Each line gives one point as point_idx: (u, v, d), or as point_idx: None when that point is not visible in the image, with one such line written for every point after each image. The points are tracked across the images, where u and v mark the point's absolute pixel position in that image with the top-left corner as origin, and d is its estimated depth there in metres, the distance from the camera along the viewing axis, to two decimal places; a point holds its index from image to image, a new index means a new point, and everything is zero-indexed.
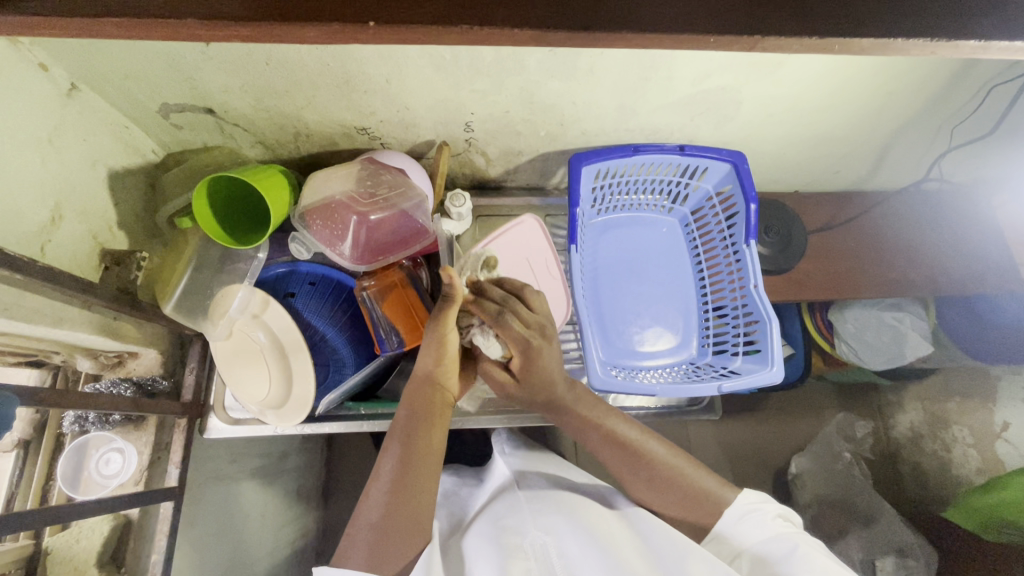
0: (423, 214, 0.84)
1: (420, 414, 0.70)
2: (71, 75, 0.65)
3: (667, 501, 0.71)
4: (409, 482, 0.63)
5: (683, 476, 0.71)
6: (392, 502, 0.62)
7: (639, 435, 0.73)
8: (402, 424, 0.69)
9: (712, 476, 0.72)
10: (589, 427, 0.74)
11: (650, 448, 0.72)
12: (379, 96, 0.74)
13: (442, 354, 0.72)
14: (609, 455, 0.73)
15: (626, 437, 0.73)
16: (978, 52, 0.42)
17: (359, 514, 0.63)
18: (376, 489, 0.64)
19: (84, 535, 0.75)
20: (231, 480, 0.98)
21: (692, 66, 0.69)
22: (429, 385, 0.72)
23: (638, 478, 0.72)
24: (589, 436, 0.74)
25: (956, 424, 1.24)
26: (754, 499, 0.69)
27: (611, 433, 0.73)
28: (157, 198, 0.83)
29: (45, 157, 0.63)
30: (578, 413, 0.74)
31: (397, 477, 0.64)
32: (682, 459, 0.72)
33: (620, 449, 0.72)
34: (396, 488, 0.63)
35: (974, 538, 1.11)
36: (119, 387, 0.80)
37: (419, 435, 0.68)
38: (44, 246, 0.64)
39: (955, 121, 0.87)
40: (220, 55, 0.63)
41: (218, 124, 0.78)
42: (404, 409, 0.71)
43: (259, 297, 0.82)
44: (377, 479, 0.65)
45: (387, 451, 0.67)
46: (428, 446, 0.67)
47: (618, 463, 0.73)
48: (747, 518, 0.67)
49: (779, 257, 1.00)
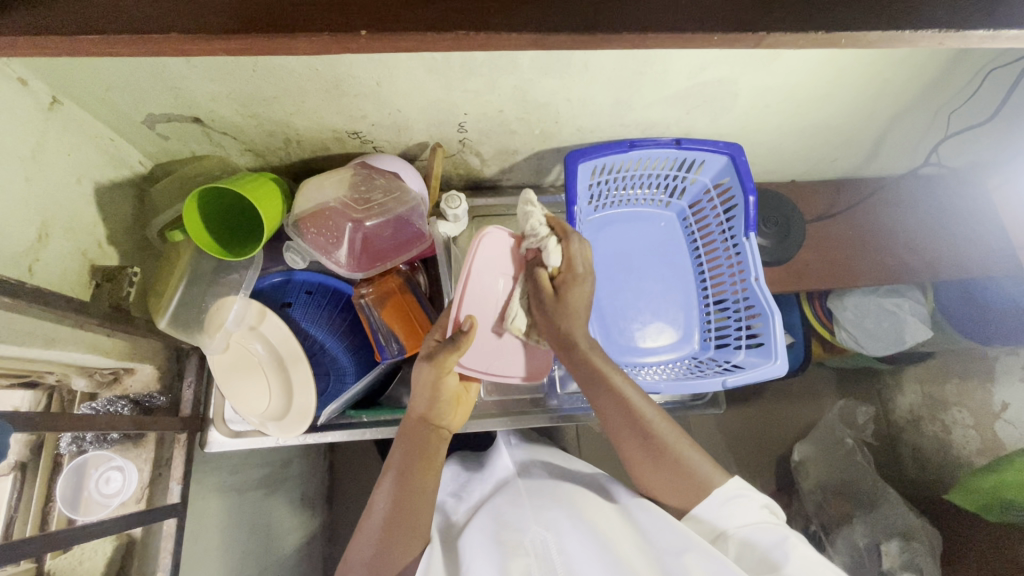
0: (420, 216, 0.82)
1: (413, 454, 0.68)
2: (52, 89, 0.63)
3: (651, 467, 0.70)
4: (402, 523, 0.63)
5: (675, 451, 0.69)
6: (383, 537, 0.63)
7: (641, 399, 0.72)
8: (397, 460, 0.69)
9: (697, 449, 0.71)
10: (597, 380, 0.73)
11: (648, 412, 0.71)
12: (369, 100, 0.72)
13: (436, 392, 0.71)
14: (612, 412, 0.72)
15: (631, 400, 0.71)
16: (985, 42, 0.41)
17: (355, 547, 0.65)
18: (369, 527, 0.65)
19: (87, 557, 0.74)
20: (234, 491, 0.97)
21: (688, 60, 0.68)
22: (424, 422, 0.71)
23: (634, 443, 0.71)
24: (594, 389, 0.74)
25: (955, 406, 1.21)
26: (741, 487, 0.67)
27: (617, 394, 0.72)
28: (146, 211, 0.81)
29: (29, 175, 0.62)
30: (591, 362, 0.73)
31: (388, 516, 0.64)
32: (676, 432, 0.71)
33: (622, 404, 0.71)
34: (387, 525, 0.63)
35: (977, 520, 1.12)
36: (117, 406, 0.78)
37: (412, 474, 0.67)
38: (32, 266, 0.63)
39: (951, 107, 0.87)
40: (205, 64, 0.62)
41: (205, 133, 0.76)
42: (399, 447, 0.70)
43: (256, 308, 0.81)
44: (372, 514, 0.66)
45: (382, 485, 0.68)
46: (422, 482, 0.67)
47: (616, 423, 0.72)
48: (733, 502, 0.65)
49: (778, 248, 0.99)
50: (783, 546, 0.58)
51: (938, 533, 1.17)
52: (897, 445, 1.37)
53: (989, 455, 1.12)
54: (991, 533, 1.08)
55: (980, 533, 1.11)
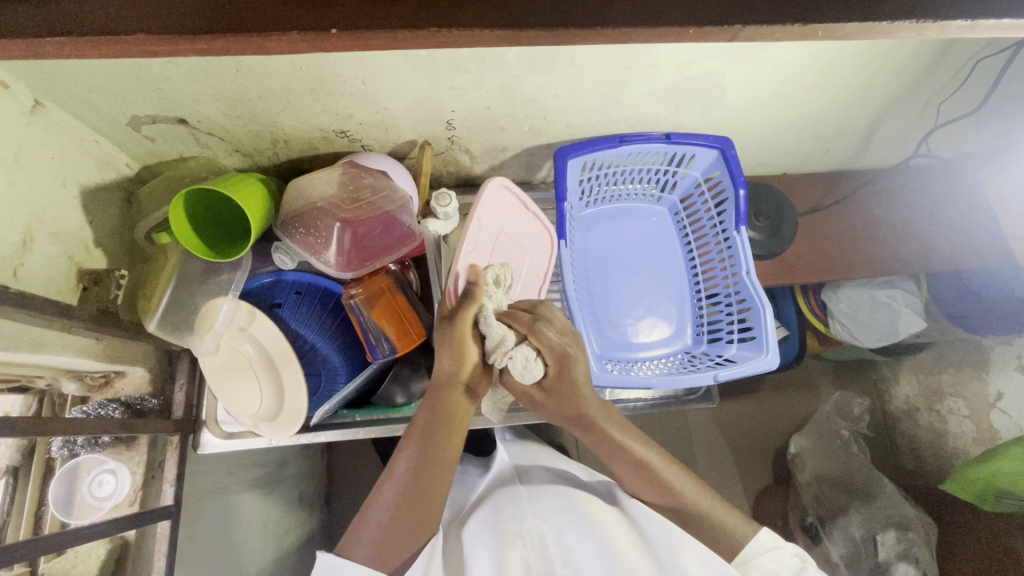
0: (408, 215, 0.82)
1: (437, 418, 0.66)
2: (34, 92, 0.63)
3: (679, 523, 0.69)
4: (421, 488, 0.63)
5: (700, 504, 0.69)
6: (401, 505, 0.61)
7: (662, 462, 0.70)
8: (423, 423, 0.66)
9: (732, 509, 0.70)
10: (620, 456, 0.70)
11: (677, 482, 0.69)
12: (355, 98, 0.72)
13: (461, 359, 0.67)
14: (634, 481, 0.70)
15: (656, 467, 0.69)
16: (964, 32, 0.41)
17: (370, 506, 0.63)
18: (387, 489, 0.63)
19: (81, 560, 0.74)
20: (230, 492, 0.97)
21: (674, 53, 0.68)
22: (449, 387, 0.68)
23: (659, 505, 0.70)
24: (618, 465, 0.71)
25: (950, 396, 1.22)
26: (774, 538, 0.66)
27: (644, 463, 0.69)
28: (134, 213, 0.81)
29: (12, 178, 0.61)
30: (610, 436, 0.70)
31: (409, 481, 0.63)
32: (700, 489, 0.70)
33: (650, 477, 0.69)
34: (407, 492, 0.62)
35: (972, 509, 1.12)
36: (108, 409, 0.77)
37: (435, 439, 0.65)
38: (17, 271, 0.62)
39: (941, 97, 0.86)
40: (187, 64, 0.61)
41: (192, 134, 0.76)
42: (422, 410, 0.68)
43: (245, 309, 0.80)
44: (391, 476, 0.64)
45: (403, 449, 0.66)
46: (444, 455, 0.65)
47: (644, 491, 0.70)
48: (768, 553, 0.64)
49: (770, 242, 0.99)
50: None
51: (935, 524, 1.17)
52: (893, 436, 1.37)
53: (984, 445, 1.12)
54: (985, 523, 1.09)
55: (975, 524, 1.11)
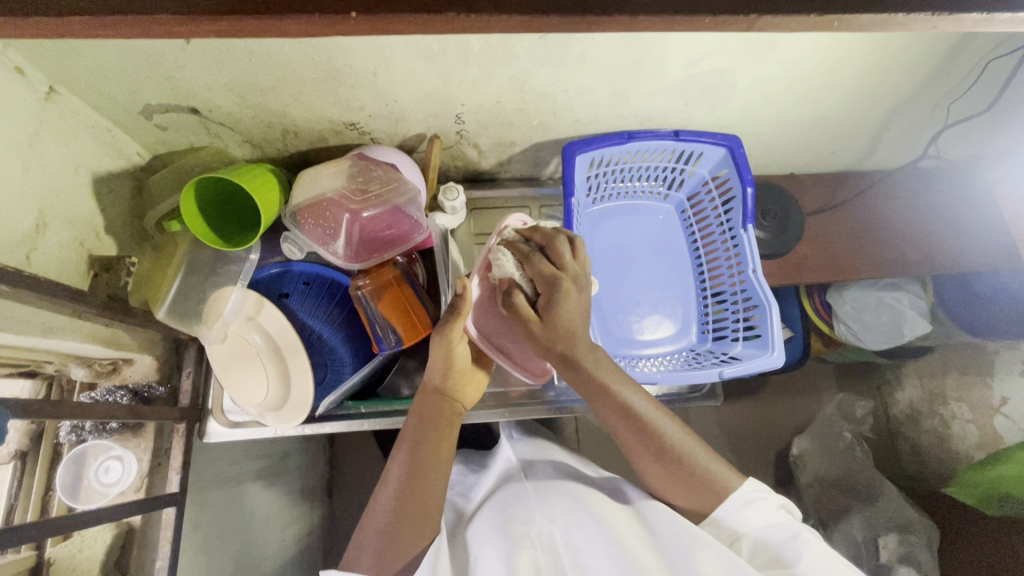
0: (417, 208, 0.82)
1: (429, 421, 0.68)
2: (49, 79, 0.63)
3: (664, 475, 0.67)
4: (418, 489, 0.63)
5: (690, 455, 0.66)
6: (399, 511, 0.62)
7: (650, 409, 0.67)
8: (411, 431, 0.68)
9: (718, 459, 0.67)
10: (602, 396, 0.66)
11: (664, 426, 0.67)
12: (366, 90, 0.72)
13: (449, 362, 0.71)
14: (620, 426, 0.67)
15: (648, 416, 0.67)
16: (979, 25, 0.41)
17: (369, 519, 0.63)
18: (384, 495, 0.64)
19: (86, 545, 0.75)
20: (234, 482, 0.97)
21: (684, 49, 0.68)
22: (438, 392, 0.71)
23: (645, 455, 0.67)
24: (602, 406, 0.67)
25: (954, 400, 1.20)
26: (759, 487, 0.65)
27: (628, 408, 0.66)
28: (144, 202, 0.81)
29: (26, 164, 0.62)
30: (595, 379, 0.66)
31: (402, 485, 0.63)
32: (692, 442, 0.67)
33: (617, 404, 0.66)
34: (402, 496, 0.63)
35: (974, 514, 1.11)
36: (115, 395, 0.79)
37: (427, 443, 0.66)
38: (30, 255, 0.63)
39: (951, 98, 0.86)
40: (201, 52, 0.62)
41: (202, 124, 0.76)
42: (413, 417, 0.69)
43: (253, 299, 0.81)
44: (386, 484, 0.65)
45: (395, 456, 0.67)
46: (434, 458, 0.65)
47: (632, 440, 0.67)
48: (754, 506, 0.62)
49: (776, 241, 0.99)
50: (803, 542, 0.58)
51: (937, 528, 1.17)
52: (895, 439, 1.37)
53: (989, 449, 1.11)
54: (987, 527, 1.08)
55: (978, 527, 1.10)
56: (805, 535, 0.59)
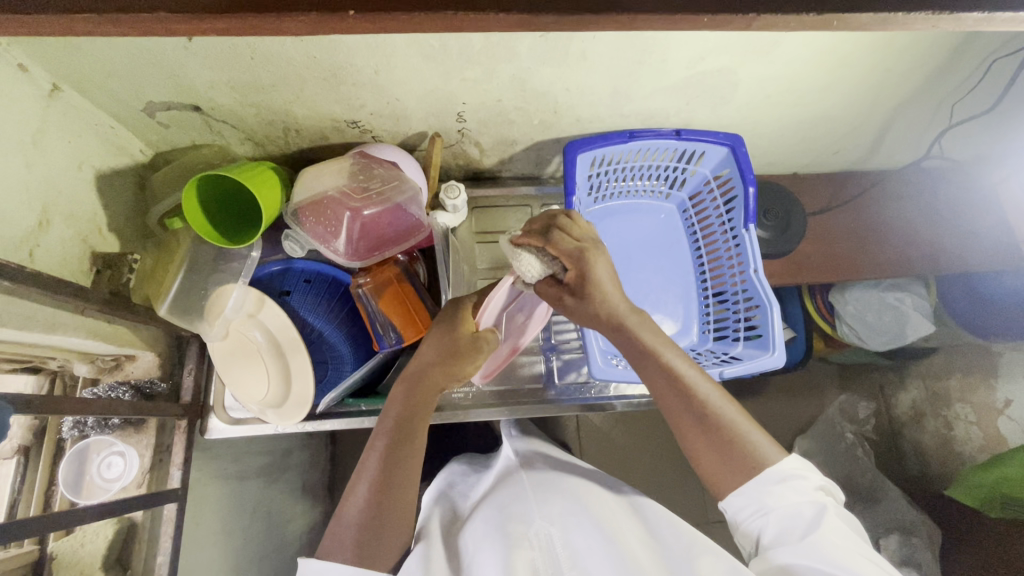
0: (418, 207, 0.83)
1: (410, 410, 0.67)
2: (53, 77, 0.64)
3: (709, 444, 0.62)
4: (394, 481, 0.63)
5: (732, 424, 0.62)
6: (376, 503, 0.62)
7: (695, 373, 0.64)
8: (392, 419, 0.67)
9: (763, 432, 0.63)
10: (645, 357, 0.64)
11: (706, 389, 0.64)
12: (368, 89, 0.73)
13: (443, 350, 0.71)
14: (664, 393, 0.64)
15: (698, 388, 0.63)
16: (981, 25, 0.41)
17: (344, 509, 0.63)
18: (361, 485, 0.63)
19: (89, 539, 0.76)
20: (235, 478, 0.98)
21: (686, 48, 0.68)
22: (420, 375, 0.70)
23: (688, 420, 0.63)
24: (643, 368, 0.65)
25: (958, 402, 1.19)
26: (800, 464, 0.61)
27: (670, 372, 0.63)
28: (147, 199, 0.82)
29: (29, 161, 0.62)
30: (637, 337, 0.65)
31: (380, 477, 0.63)
32: (736, 410, 0.63)
33: (662, 368, 0.64)
34: (379, 488, 0.62)
35: (977, 516, 1.11)
36: (117, 391, 0.78)
37: (406, 434, 0.66)
38: (33, 251, 0.64)
39: (955, 98, 0.86)
40: (203, 50, 0.62)
41: (205, 121, 0.77)
42: (395, 403, 0.68)
43: (254, 296, 0.82)
44: (363, 475, 0.64)
45: (372, 447, 0.66)
46: (411, 455, 0.65)
47: (671, 403, 0.64)
48: (789, 483, 0.59)
49: (778, 240, 0.99)
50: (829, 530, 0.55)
51: (938, 529, 1.16)
52: (898, 440, 1.36)
53: (991, 450, 1.10)
54: (989, 530, 1.08)
55: (980, 529, 1.10)
56: (836, 524, 0.56)
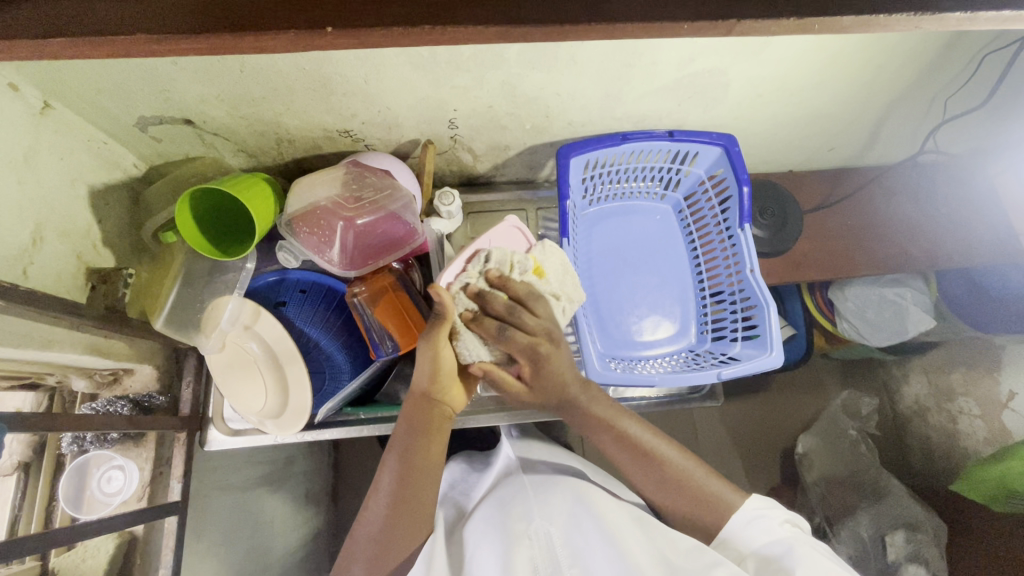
0: (413, 214, 0.82)
1: (419, 427, 0.67)
2: (44, 94, 0.64)
3: (669, 501, 0.69)
4: (408, 500, 0.63)
5: (694, 481, 0.68)
6: (389, 519, 0.63)
7: (653, 438, 0.71)
8: (402, 436, 0.67)
9: (723, 481, 0.69)
10: (603, 428, 0.70)
11: (664, 450, 0.70)
12: (358, 98, 0.73)
13: (438, 367, 0.67)
14: (623, 457, 0.70)
15: (648, 445, 0.70)
16: (963, 25, 0.41)
17: (361, 522, 0.65)
18: (375, 501, 0.65)
19: (90, 555, 0.75)
20: (238, 489, 0.98)
21: (674, 51, 0.68)
22: (426, 398, 0.68)
23: (651, 482, 0.70)
24: (600, 436, 0.71)
25: (961, 396, 1.18)
26: (763, 504, 0.67)
27: (625, 435, 0.70)
28: (142, 213, 0.82)
29: (22, 179, 0.62)
30: (594, 414, 0.70)
31: (396, 495, 0.64)
32: (695, 464, 0.70)
33: (619, 437, 0.70)
34: (394, 505, 0.63)
35: (981, 510, 1.10)
36: (116, 406, 0.78)
37: (417, 453, 0.66)
38: (27, 269, 0.64)
39: (947, 93, 0.86)
40: (192, 65, 0.62)
41: (197, 134, 0.77)
42: (404, 425, 0.68)
43: (250, 307, 0.82)
44: (377, 491, 0.65)
45: (386, 463, 0.67)
46: (428, 471, 0.66)
47: (628, 464, 0.71)
48: (755, 522, 0.65)
49: (775, 240, 0.98)
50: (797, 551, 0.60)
51: (944, 525, 1.16)
52: (902, 436, 1.35)
53: (996, 444, 1.09)
54: (995, 524, 1.07)
55: (987, 524, 1.09)
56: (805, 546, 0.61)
